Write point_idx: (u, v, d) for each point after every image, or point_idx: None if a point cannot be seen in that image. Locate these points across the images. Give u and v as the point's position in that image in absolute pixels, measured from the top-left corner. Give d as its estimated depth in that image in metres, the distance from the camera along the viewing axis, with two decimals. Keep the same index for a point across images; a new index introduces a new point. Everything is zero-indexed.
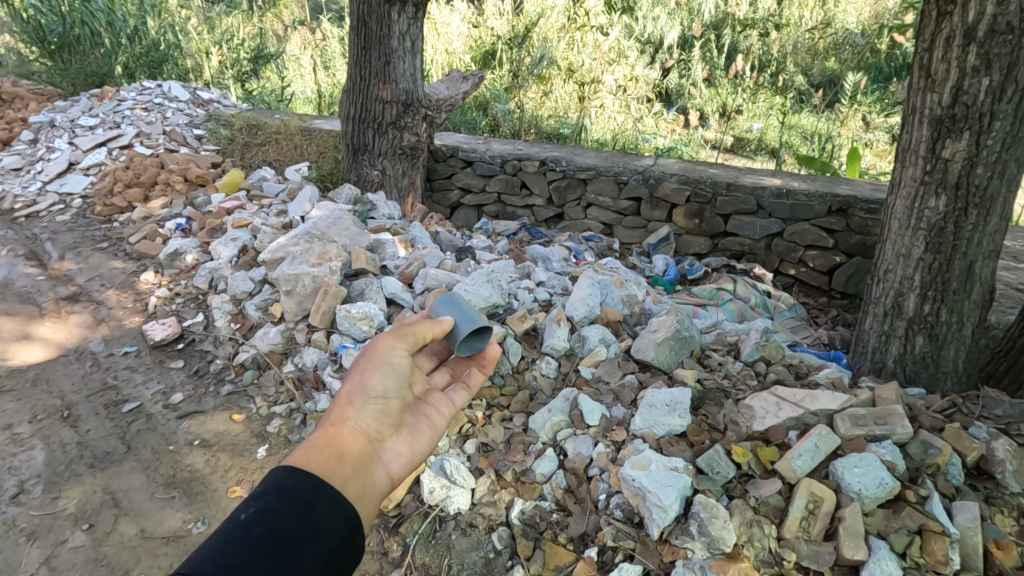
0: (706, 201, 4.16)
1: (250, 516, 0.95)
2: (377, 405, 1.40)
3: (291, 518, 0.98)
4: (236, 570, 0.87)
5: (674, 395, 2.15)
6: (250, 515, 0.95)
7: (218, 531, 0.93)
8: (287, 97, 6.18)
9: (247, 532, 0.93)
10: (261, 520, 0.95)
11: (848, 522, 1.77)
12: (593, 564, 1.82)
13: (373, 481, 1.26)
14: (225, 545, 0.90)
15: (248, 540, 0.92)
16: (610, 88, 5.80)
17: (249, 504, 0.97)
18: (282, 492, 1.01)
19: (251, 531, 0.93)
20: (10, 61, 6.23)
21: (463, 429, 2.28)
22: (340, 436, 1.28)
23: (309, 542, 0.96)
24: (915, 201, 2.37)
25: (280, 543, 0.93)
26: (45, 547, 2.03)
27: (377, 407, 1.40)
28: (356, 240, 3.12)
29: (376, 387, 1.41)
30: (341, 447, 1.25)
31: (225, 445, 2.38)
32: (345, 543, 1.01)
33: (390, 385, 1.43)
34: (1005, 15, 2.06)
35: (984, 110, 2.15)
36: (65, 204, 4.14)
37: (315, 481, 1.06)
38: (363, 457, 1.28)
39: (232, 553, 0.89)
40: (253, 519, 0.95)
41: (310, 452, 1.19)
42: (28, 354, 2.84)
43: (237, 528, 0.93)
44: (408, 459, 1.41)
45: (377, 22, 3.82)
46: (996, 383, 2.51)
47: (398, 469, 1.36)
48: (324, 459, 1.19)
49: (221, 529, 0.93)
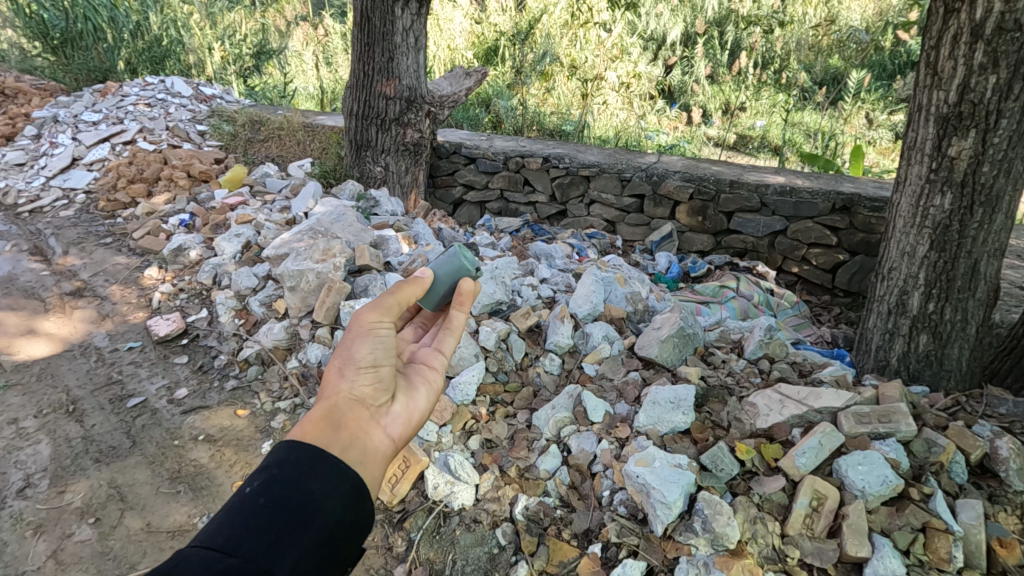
0: (709, 199, 4.15)
1: (256, 488, 0.93)
2: (370, 375, 1.28)
3: (294, 487, 0.94)
4: (244, 540, 0.87)
5: (677, 393, 2.16)
6: (255, 488, 0.93)
7: (227, 503, 0.92)
8: (290, 93, 6.20)
9: (251, 504, 0.91)
10: (267, 491, 0.93)
11: (852, 520, 1.78)
12: (597, 560, 1.83)
13: (374, 442, 1.17)
14: (232, 517, 0.89)
15: (253, 510, 0.90)
16: (612, 84, 5.78)
17: (254, 477, 0.95)
18: (284, 463, 0.97)
19: (255, 502, 0.91)
20: (14, 56, 6.24)
21: (467, 425, 2.29)
22: (336, 410, 1.17)
23: (314, 509, 0.93)
24: (920, 199, 2.37)
25: (285, 512, 0.91)
26: (52, 541, 2.04)
27: (369, 376, 1.28)
28: (359, 236, 3.08)
29: (364, 357, 1.29)
30: (336, 415, 1.16)
31: (229, 440, 2.39)
32: (354, 507, 0.98)
33: (381, 354, 1.31)
34: (1013, 13, 2.05)
35: (990, 108, 2.15)
36: (69, 199, 4.14)
37: (315, 449, 1.02)
38: (360, 423, 1.18)
39: (239, 524, 0.88)
40: (257, 491, 0.92)
41: (304, 426, 1.10)
42: (32, 349, 2.85)
43: (243, 501, 0.91)
44: (408, 419, 1.30)
45: (381, 18, 3.82)
46: (1000, 382, 2.52)
47: (399, 431, 1.25)
48: (321, 430, 1.10)
49: (228, 502, 0.92)
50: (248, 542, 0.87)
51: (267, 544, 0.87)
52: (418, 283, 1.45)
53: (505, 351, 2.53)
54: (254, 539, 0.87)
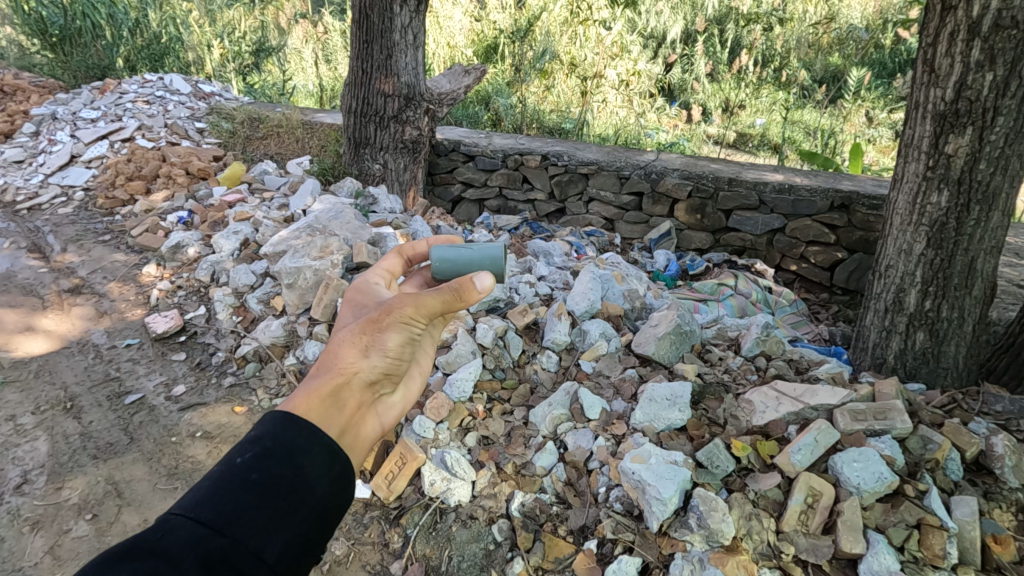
0: (708, 197, 4.15)
1: (248, 460, 0.92)
2: (387, 364, 1.25)
3: (287, 466, 0.94)
4: (235, 516, 0.86)
5: (674, 389, 2.15)
6: (247, 461, 0.92)
7: (216, 472, 0.90)
8: (288, 90, 6.18)
9: (243, 477, 0.89)
10: (260, 467, 0.91)
11: (846, 516, 1.78)
12: (592, 556, 1.84)
13: (367, 429, 1.18)
14: (221, 488, 0.88)
15: (245, 486, 0.89)
16: (611, 83, 5.78)
17: (246, 447, 0.94)
18: (278, 438, 0.96)
19: (248, 477, 0.90)
20: (11, 53, 6.20)
21: (463, 422, 2.28)
22: (346, 391, 1.15)
23: (305, 492, 0.93)
24: (917, 196, 2.37)
25: (277, 492, 0.90)
26: (50, 536, 2.04)
27: (389, 365, 1.26)
28: (357, 234, 3.11)
29: (391, 346, 1.25)
30: (343, 396, 1.14)
31: (227, 436, 2.39)
32: (340, 493, 0.98)
33: (405, 349, 1.28)
34: (1009, 10, 2.06)
35: (987, 105, 2.15)
36: (67, 196, 4.14)
37: (312, 429, 1.01)
38: (363, 407, 1.17)
39: (229, 497, 0.87)
40: (249, 465, 0.91)
41: (309, 397, 1.08)
42: (31, 346, 2.86)
43: (233, 473, 0.90)
44: (402, 408, 1.34)
45: (379, 15, 3.82)
46: (996, 379, 2.53)
47: (391, 420, 1.28)
48: (326, 407, 1.09)
49: (216, 471, 0.90)
50: (238, 519, 0.86)
51: (257, 524, 0.87)
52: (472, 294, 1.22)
53: (502, 349, 2.54)
54: (244, 517, 0.86)
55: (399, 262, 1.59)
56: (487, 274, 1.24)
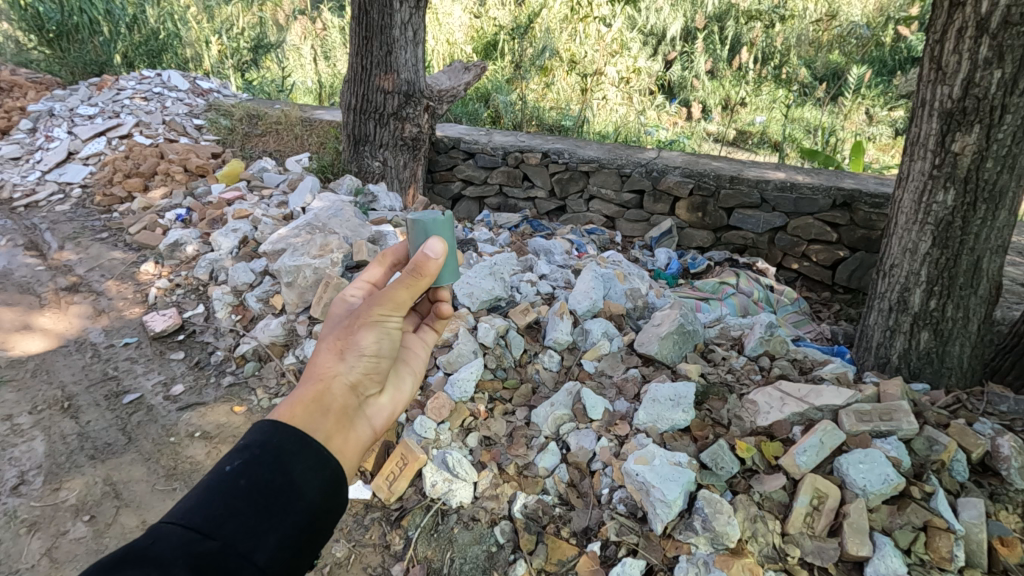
0: (709, 194, 4.12)
1: (237, 468, 0.89)
2: (368, 365, 1.23)
3: (275, 470, 0.91)
4: (227, 522, 0.84)
5: (677, 390, 2.13)
6: (236, 467, 0.89)
7: (205, 481, 0.88)
8: (287, 87, 6.10)
9: (232, 485, 0.87)
10: (248, 472, 0.89)
11: (852, 519, 1.77)
12: (596, 558, 1.82)
13: (358, 432, 1.16)
14: (211, 496, 0.86)
15: (236, 493, 0.87)
16: (612, 79, 5.94)
17: (235, 455, 0.91)
18: (267, 445, 0.94)
19: (237, 484, 0.88)
20: (9, 49, 6.13)
21: (465, 422, 2.26)
22: (328, 394, 1.13)
23: (295, 496, 0.91)
24: (923, 194, 2.34)
25: (266, 497, 0.88)
26: (47, 538, 2.02)
27: (370, 364, 1.24)
28: (356, 232, 3.10)
29: (368, 346, 1.23)
30: (327, 400, 1.12)
31: (226, 437, 2.36)
32: (332, 494, 0.96)
33: (383, 346, 1.25)
34: (1019, 7, 2.03)
35: (996, 103, 2.12)
36: (64, 194, 4.10)
37: (300, 436, 0.98)
38: (348, 409, 1.15)
39: (219, 504, 0.85)
40: (239, 471, 0.89)
41: (293, 405, 1.06)
42: (28, 345, 2.83)
43: (223, 480, 0.88)
44: (391, 410, 1.31)
45: (378, 11, 3.78)
46: (1001, 378, 2.52)
47: (381, 421, 1.25)
48: (309, 413, 1.06)
49: (206, 480, 0.88)
50: (229, 523, 0.84)
51: (248, 528, 0.85)
52: (430, 267, 1.21)
53: (504, 348, 2.51)
54: (234, 522, 0.84)
55: (381, 272, 1.52)
56: (438, 239, 1.21)
